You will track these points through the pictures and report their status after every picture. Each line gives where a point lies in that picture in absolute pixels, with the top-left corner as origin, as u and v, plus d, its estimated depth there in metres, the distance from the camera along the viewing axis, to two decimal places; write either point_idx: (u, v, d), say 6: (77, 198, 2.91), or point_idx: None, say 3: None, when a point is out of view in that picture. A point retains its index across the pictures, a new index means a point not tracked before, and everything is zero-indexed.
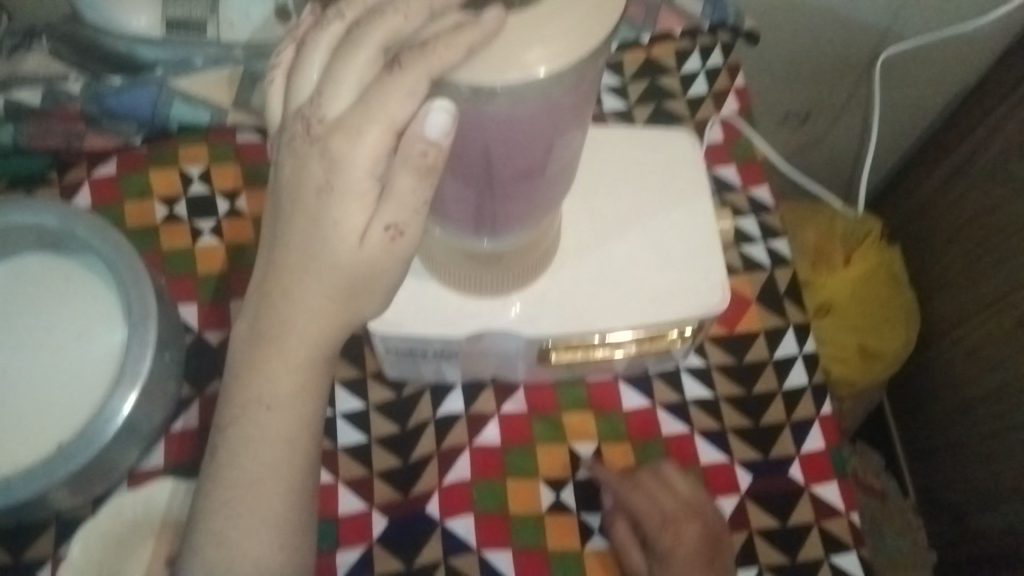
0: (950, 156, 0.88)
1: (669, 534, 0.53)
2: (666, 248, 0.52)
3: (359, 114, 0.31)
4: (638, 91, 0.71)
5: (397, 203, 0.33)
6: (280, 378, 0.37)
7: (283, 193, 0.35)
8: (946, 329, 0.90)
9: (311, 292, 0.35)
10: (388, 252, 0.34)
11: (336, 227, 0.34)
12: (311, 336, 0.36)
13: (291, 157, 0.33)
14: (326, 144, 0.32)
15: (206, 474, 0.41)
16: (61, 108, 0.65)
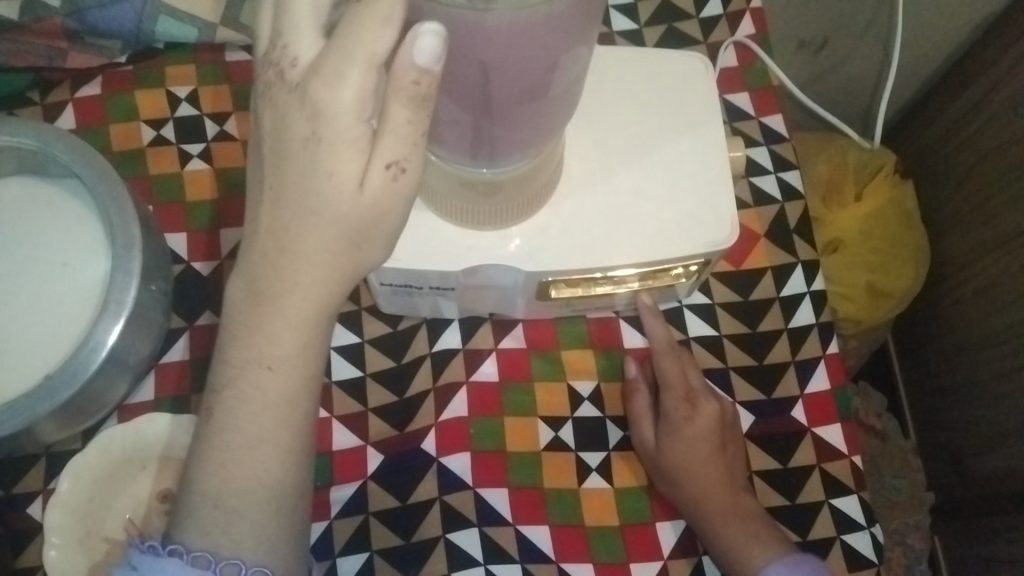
0: (970, 87, 0.84)
1: (685, 407, 0.55)
2: (675, 180, 0.49)
3: (338, 54, 0.31)
4: (649, 11, 0.67)
5: (394, 140, 0.33)
6: (282, 335, 0.36)
7: (269, 143, 0.34)
8: (958, 266, 0.88)
9: (315, 243, 0.34)
10: (389, 191, 0.34)
11: (331, 176, 0.33)
12: (315, 292, 0.35)
13: (273, 114, 0.34)
14: (310, 94, 0.32)
15: (198, 442, 0.39)
16: (40, 23, 0.60)
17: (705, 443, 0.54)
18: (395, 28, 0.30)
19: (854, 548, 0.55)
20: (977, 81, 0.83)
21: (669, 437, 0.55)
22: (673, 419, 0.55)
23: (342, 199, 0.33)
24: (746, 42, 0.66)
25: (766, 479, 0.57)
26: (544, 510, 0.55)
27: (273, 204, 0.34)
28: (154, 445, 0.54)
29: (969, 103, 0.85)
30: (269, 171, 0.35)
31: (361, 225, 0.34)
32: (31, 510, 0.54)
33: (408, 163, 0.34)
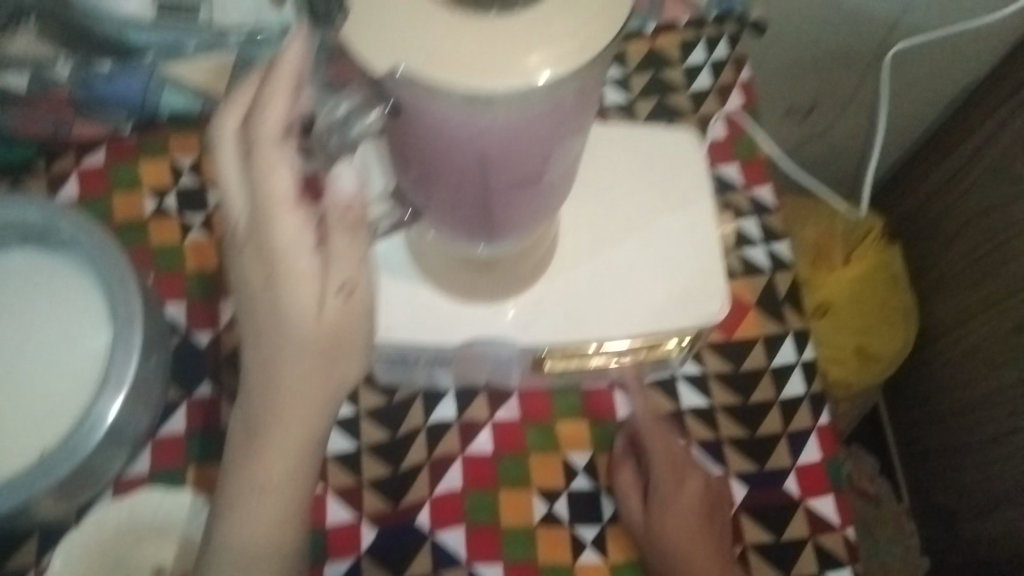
0: (958, 149, 0.87)
1: (676, 475, 0.56)
2: (667, 254, 0.51)
3: (267, 210, 0.37)
4: (641, 84, 0.69)
5: (339, 267, 0.39)
6: (278, 439, 0.40)
7: (244, 282, 0.39)
8: (947, 328, 0.90)
9: (298, 365, 0.39)
10: (345, 309, 0.40)
11: (295, 305, 0.38)
12: (305, 399, 0.40)
13: (240, 262, 0.39)
14: (261, 245, 0.38)
15: (207, 537, 0.43)
16: (48, 95, 0.61)
17: (695, 509, 0.55)
18: (290, 167, 0.37)
19: None
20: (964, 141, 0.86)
21: (660, 505, 0.55)
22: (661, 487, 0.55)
23: (308, 326, 0.38)
24: (736, 117, 0.69)
25: (763, 553, 0.57)
26: None
27: (259, 331, 0.39)
28: (147, 519, 0.54)
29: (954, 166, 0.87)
30: (247, 305, 0.39)
31: (330, 345, 0.39)
32: None
33: (354, 282, 0.40)
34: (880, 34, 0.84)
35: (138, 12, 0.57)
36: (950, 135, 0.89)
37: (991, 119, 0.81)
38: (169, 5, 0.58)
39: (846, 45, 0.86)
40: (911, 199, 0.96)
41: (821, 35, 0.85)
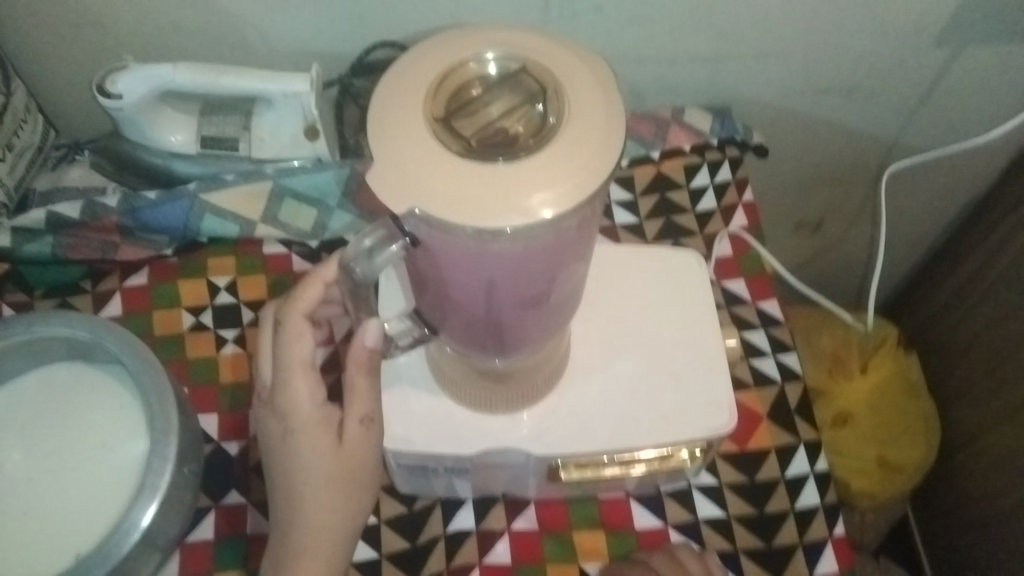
0: (972, 258, 0.92)
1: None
2: (674, 367, 0.53)
3: (282, 375, 0.48)
4: (649, 205, 0.74)
5: (358, 407, 0.48)
6: (306, 565, 0.48)
7: (271, 440, 0.49)
8: (969, 435, 0.90)
9: (316, 495, 0.48)
10: (363, 438, 0.48)
11: (312, 446, 0.48)
12: (325, 523, 0.48)
13: (266, 424, 0.50)
14: (278, 405, 0.49)
15: None
16: (98, 221, 0.68)
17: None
18: (304, 339, 0.49)
19: None
20: (980, 247, 0.91)
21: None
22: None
23: (325, 460, 0.48)
24: (741, 234, 0.72)
25: None
26: None
27: (286, 474, 0.48)
28: None
29: (970, 272, 0.92)
30: (274, 458, 0.49)
31: (345, 475, 0.48)
32: None
33: (374, 416, 0.48)
34: (881, 156, 0.88)
35: (182, 146, 0.68)
36: (964, 249, 0.94)
37: (999, 231, 0.87)
38: (209, 139, 0.68)
39: (850, 169, 0.90)
40: (929, 307, 0.99)
41: (826, 165, 0.89)
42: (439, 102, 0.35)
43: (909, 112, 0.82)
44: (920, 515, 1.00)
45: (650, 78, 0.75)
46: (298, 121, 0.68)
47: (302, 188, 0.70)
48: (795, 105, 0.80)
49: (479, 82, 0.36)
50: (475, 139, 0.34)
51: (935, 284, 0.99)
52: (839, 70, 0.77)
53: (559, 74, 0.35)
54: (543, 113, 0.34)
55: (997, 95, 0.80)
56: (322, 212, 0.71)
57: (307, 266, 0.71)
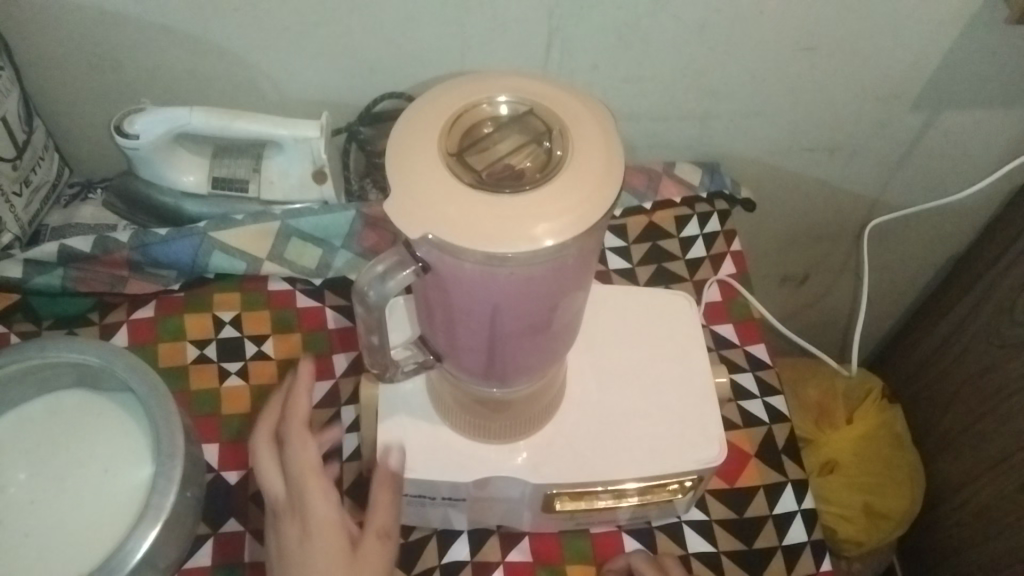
0: (954, 311, 0.95)
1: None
2: (666, 401, 0.55)
3: (297, 483, 0.52)
4: (641, 253, 0.77)
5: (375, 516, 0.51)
6: None
7: (281, 553, 0.51)
8: (954, 484, 0.91)
9: None
10: (377, 551, 0.51)
11: (325, 549, 0.50)
12: None
13: (277, 537, 0.52)
14: (294, 512, 0.52)
15: None
16: (109, 255, 0.70)
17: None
18: (313, 449, 0.54)
19: None
20: (961, 299, 0.94)
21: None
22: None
23: (337, 564, 0.49)
24: (729, 281, 0.75)
25: None
26: None
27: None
28: None
29: (953, 324, 0.94)
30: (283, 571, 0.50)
31: None
32: None
33: (389, 530, 0.52)
34: (864, 212, 0.92)
35: (195, 186, 0.71)
36: (944, 304, 0.98)
37: (977, 287, 0.90)
38: (220, 180, 0.71)
39: (834, 224, 0.93)
40: (912, 358, 1.02)
41: (811, 220, 0.92)
42: (452, 139, 0.38)
43: (889, 171, 0.86)
44: (908, 568, 1.00)
45: (642, 133, 0.79)
46: (307, 166, 0.70)
47: (310, 228, 0.72)
48: (781, 162, 0.84)
49: (491, 121, 0.39)
50: (485, 171, 0.37)
51: (918, 336, 1.02)
52: (822, 130, 0.81)
53: (563, 115, 0.38)
54: (549, 150, 0.38)
55: (972, 157, 0.84)
56: (327, 251, 0.73)
57: (311, 303, 0.74)
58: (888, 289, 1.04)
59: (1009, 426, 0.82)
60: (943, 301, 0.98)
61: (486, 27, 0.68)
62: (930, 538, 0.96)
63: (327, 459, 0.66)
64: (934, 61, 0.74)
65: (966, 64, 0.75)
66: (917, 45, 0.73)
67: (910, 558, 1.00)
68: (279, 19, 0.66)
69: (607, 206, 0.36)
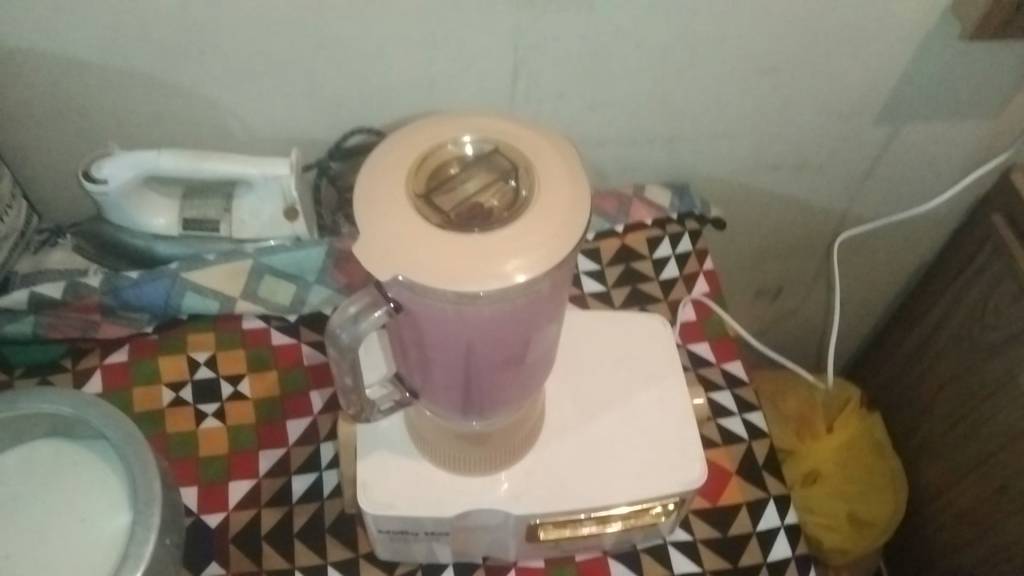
0: (928, 316, 0.96)
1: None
2: (644, 424, 0.56)
3: None
4: (614, 275, 0.77)
5: None
6: None
7: None
8: (937, 489, 0.92)
9: None
10: None
11: None
12: None
13: None
14: None
15: None
16: (80, 300, 0.69)
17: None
18: None
19: None
20: (935, 305, 0.95)
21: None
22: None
23: None
24: (703, 300, 0.76)
25: None
26: None
27: None
28: None
29: (927, 330, 0.96)
30: None
31: None
32: None
33: None
34: (833, 226, 0.93)
35: (165, 228, 0.71)
36: (916, 312, 0.99)
37: (947, 294, 0.92)
38: (191, 221, 0.71)
39: (806, 238, 0.94)
40: (890, 366, 1.04)
41: (783, 234, 0.94)
42: (420, 180, 0.38)
43: (855, 185, 0.88)
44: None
45: (611, 159, 0.80)
46: (277, 203, 0.70)
47: (283, 265, 0.72)
48: (750, 180, 0.86)
49: (458, 161, 0.40)
50: (454, 212, 0.37)
51: (894, 344, 1.04)
52: (788, 147, 0.82)
53: (529, 153, 0.39)
54: (516, 188, 0.38)
55: (935, 168, 0.86)
56: (301, 287, 0.73)
57: (287, 339, 0.73)
58: (860, 299, 1.06)
59: (987, 429, 0.83)
60: (917, 307, 0.99)
61: (453, 60, 0.68)
62: (916, 544, 0.96)
63: (308, 498, 0.65)
64: (894, 75, 0.76)
65: (923, 79, 0.77)
66: (876, 61, 0.74)
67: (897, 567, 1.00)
68: (245, 59, 0.67)
69: (577, 239, 0.37)
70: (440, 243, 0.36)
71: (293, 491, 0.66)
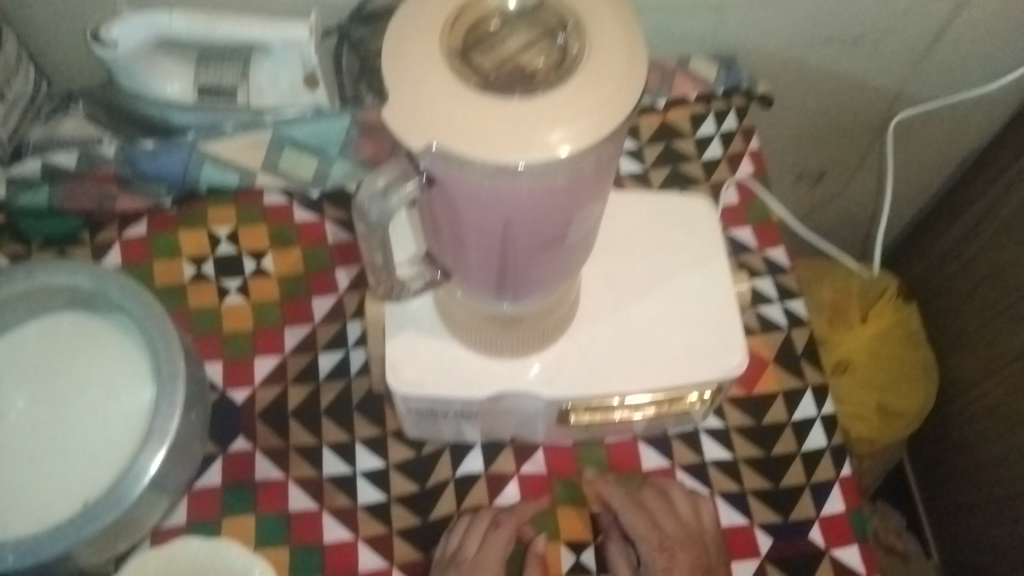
0: (977, 204, 0.90)
1: (662, 558, 0.55)
2: (685, 310, 0.53)
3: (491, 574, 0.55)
4: (654, 154, 0.73)
5: None
6: None
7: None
8: (970, 381, 0.90)
9: None
10: None
11: None
12: None
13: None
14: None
15: None
16: (94, 170, 0.66)
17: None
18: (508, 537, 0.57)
19: None
20: (985, 193, 0.89)
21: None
22: (652, 569, 0.55)
23: None
24: (747, 183, 0.72)
25: None
26: None
27: None
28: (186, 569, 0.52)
29: (975, 218, 0.90)
30: None
31: None
32: None
33: None
34: (886, 106, 0.87)
35: (180, 96, 0.66)
36: (961, 200, 0.94)
37: (998, 182, 0.87)
38: (207, 88, 0.66)
39: (855, 119, 0.88)
40: (928, 255, 1.00)
41: (833, 113, 0.87)
42: (455, 37, 0.34)
43: (913, 60, 0.81)
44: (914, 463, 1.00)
45: (655, 26, 0.74)
46: (296, 69, 0.65)
47: (304, 136, 0.67)
48: (801, 55, 0.79)
49: (498, 15, 0.35)
50: (493, 72, 0.33)
51: (934, 233, 0.99)
52: (846, 19, 0.75)
53: (578, 6, 0.34)
54: (564, 45, 0.34)
55: (1004, 44, 0.79)
56: (323, 162, 0.69)
57: (310, 217, 0.71)
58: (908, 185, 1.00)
59: None
60: (965, 195, 0.94)
61: None
62: (941, 433, 0.95)
63: (335, 375, 0.64)
64: None
65: None
66: None
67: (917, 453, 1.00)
68: None
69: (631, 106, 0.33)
70: (482, 107, 0.32)
71: (319, 368, 0.65)
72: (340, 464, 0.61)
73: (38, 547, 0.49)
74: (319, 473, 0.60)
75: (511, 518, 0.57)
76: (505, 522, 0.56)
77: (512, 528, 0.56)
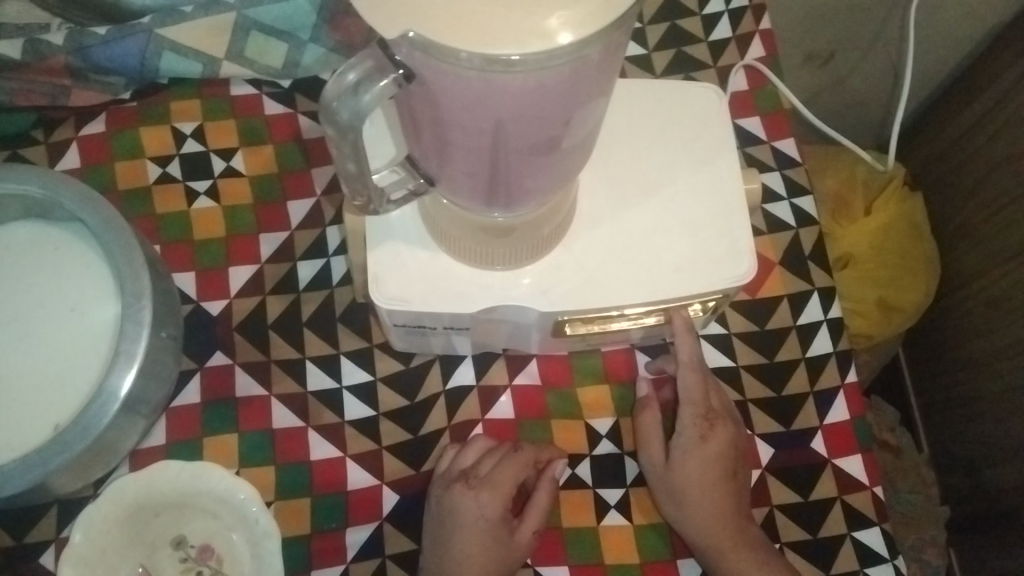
0: (996, 83, 0.71)
1: (702, 427, 0.54)
2: (692, 213, 0.49)
3: (494, 485, 0.53)
4: (657, 36, 0.67)
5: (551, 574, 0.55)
6: None
7: (447, 515, 0.53)
8: (969, 277, 0.75)
9: None
10: None
11: None
12: None
13: (445, 501, 0.53)
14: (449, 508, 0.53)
15: None
16: (44, 61, 0.58)
17: (707, 472, 0.54)
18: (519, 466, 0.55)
19: (865, 544, 0.56)
20: (1011, 69, 0.69)
21: (680, 454, 0.54)
22: (686, 437, 0.55)
23: (494, 541, 0.53)
24: (757, 67, 0.66)
25: (787, 513, 0.56)
26: (564, 551, 0.55)
27: None
28: (166, 491, 0.52)
29: (992, 100, 0.71)
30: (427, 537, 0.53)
31: None
32: (44, 560, 0.53)
33: None
34: None
35: None
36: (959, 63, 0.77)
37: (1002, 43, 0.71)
38: None
39: None
40: (941, 127, 0.79)
41: None
42: None
43: None
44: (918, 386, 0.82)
45: None
46: None
47: (270, 20, 0.61)
48: None
49: None
50: None
51: (944, 99, 0.79)
52: None
53: None
54: None
55: None
56: (293, 46, 0.63)
57: (281, 109, 0.65)
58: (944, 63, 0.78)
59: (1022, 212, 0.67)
60: (984, 72, 0.73)
61: None
62: (934, 353, 0.80)
63: (316, 284, 0.61)
64: None
65: None
66: None
67: (921, 373, 0.82)
68: None
69: None
70: None
71: (298, 277, 0.61)
72: (325, 378, 0.58)
73: (8, 478, 0.47)
74: (303, 388, 0.58)
75: (530, 447, 0.55)
76: (523, 449, 0.55)
77: (530, 456, 0.55)
